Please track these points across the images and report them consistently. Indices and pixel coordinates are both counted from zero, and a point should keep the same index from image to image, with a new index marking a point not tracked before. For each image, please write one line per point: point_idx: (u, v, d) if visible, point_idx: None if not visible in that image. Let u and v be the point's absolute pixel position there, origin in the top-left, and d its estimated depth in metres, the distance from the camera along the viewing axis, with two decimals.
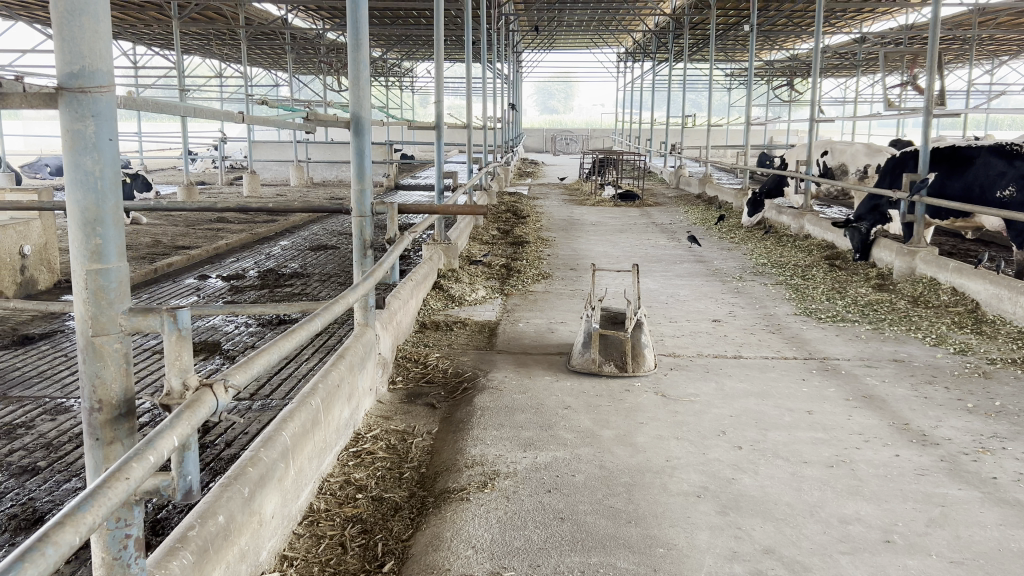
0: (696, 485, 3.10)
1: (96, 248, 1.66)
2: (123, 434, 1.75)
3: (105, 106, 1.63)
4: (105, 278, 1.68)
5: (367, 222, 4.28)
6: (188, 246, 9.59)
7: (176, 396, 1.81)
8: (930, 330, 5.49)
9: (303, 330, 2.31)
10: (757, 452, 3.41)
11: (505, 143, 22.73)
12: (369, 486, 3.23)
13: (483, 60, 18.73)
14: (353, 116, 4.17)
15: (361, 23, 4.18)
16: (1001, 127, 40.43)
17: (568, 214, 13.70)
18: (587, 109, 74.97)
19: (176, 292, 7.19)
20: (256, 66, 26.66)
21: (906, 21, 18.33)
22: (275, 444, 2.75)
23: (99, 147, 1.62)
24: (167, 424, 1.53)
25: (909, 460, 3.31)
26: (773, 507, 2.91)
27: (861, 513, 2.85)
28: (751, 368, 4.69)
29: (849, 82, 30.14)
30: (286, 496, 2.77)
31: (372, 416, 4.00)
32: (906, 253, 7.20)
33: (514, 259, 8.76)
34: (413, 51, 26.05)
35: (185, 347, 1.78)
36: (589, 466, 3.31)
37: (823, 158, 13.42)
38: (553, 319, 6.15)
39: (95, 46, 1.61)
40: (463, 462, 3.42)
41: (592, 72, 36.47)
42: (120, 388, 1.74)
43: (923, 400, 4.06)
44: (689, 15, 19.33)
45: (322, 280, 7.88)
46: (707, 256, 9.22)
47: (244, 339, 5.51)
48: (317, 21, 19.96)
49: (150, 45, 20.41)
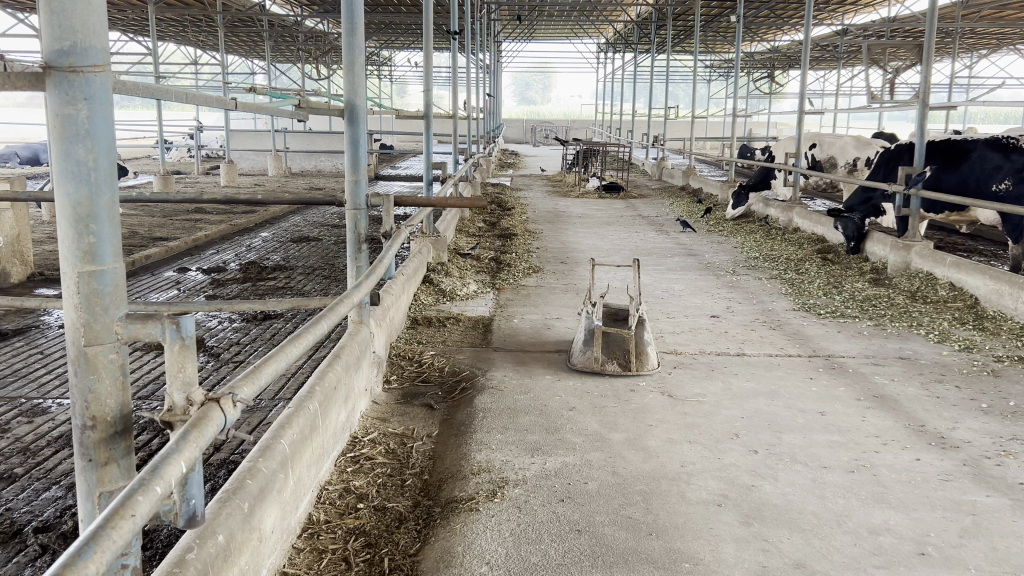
0: (716, 493, 2.97)
1: (89, 248, 1.47)
2: (119, 454, 1.56)
3: (99, 88, 1.44)
4: (99, 281, 1.49)
5: (361, 214, 4.07)
6: (165, 238, 9.31)
7: (179, 413, 1.60)
8: (932, 326, 5.42)
9: (310, 335, 2.12)
10: (774, 456, 3.29)
11: (486, 133, 22.52)
12: (371, 495, 3.06)
13: (466, 50, 18.48)
14: (348, 103, 3.97)
15: (356, 7, 3.96)
16: (976, 119, 41.02)
17: (553, 205, 13.56)
18: (566, 99, 74.92)
19: (155, 286, 6.93)
20: (232, 53, 26.08)
21: (889, 13, 18.32)
22: (274, 452, 2.56)
23: (93, 133, 1.44)
24: (173, 449, 1.35)
25: (931, 464, 3.21)
26: (798, 517, 2.78)
27: (890, 522, 2.74)
28: (757, 366, 4.57)
29: (829, 74, 30.22)
30: (286, 509, 2.59)
31: (369, 418, 3.83)
32: (901, 248, 7.12)
33: (503, 252, 8.61)
34: (394, 39, 25.66)
35: (189, 357, 1.58)
36: (601, 472, 3.17)
37: (811, 151, 13.37)
38: (548, 314, 5.99)
39: (85, 21, 1.41)
40: (468, 469, 3.25)
41: (573, 63, 36.34)
42: (116, 403, 1.55)
43: (935, 400, 3.97)
44: (674, 5, 19.09)
45: (305, 273, 7.67)
46: (697, 249, 9.13)
47: (229, 336, 5.29)
48: (296, 8, 19.48)
49: (123, 31, 19.81)
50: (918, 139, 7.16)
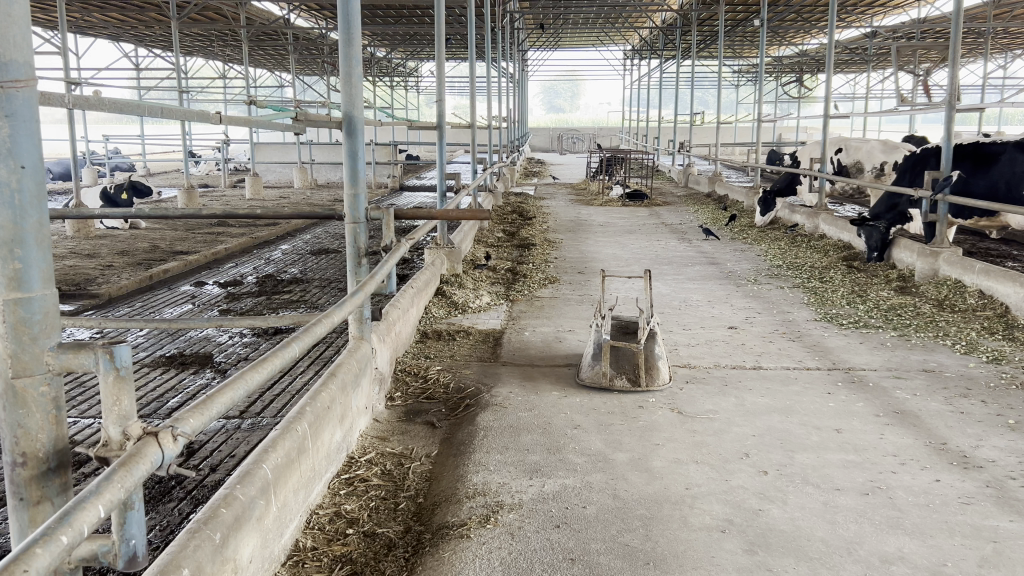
0: (720, 518, 2.82)
1: (14, 273, 1.38)
2: (53, 492, 1.47)
3: (22, 105, 1.36)
4: (27, 309, 1.41)
5: (361, 228, 3.99)
6: (185, 251, 9.37)
7: (115, 447, 1.52)
8: (959, 336, 5.19)
9: (274, 361, 2.05)
10: (784, 478, 3.13)
11: (511, 143, 22.46)
12: (362, 519, 2.96)
13: (488, 59, 18.22)
14: (345, 115, 3.89)
15: (353, 17, 3.87)
16: (1014, 119, 39.93)
17: (576, 215, 13.38)
18: (593, 108, 74.90)
19: (170, 300, 6.93)
20: (258, 67, 26.33)
21: (919, 14, 17.91)
22: (254, 479, 2.47)
23: (15, 152, 1.35)
24: (94, 490, 1.26)
25: (951, 486, 3.02)
26: (806, 544, 2.63)
27: (904, 550, 2.57)
28: (773, 381, 4.38)
29: (860, 76, 29.63)
30: (268, 538, 2.49)
31: (369, 437, 3.73)
32: (928, 254, 6.86)
33: (520, 262, 8.49)
34: (418, 51, 25.78)
35: (125, 390, 1.50)
36: (601, 496, 3.03)
37: (837, 155, 13.06)
38: (560, 327, 5.86)
39: (4, 32, 1.33)
40: (464, 492, 3.14)
41: (599, 71, 36.15)
42: (49, 438, 1.46)
43: (959, 416, 3.76)
44: (699, 9, 18.80)
45: (321, 285, 7.64)
46: (719, 257, 8.91)
47: (237, 351, 5.27)
48: (320, 21, 19.61)
49: (151, 46, 20.11)
50: (945, 141, 6.88)
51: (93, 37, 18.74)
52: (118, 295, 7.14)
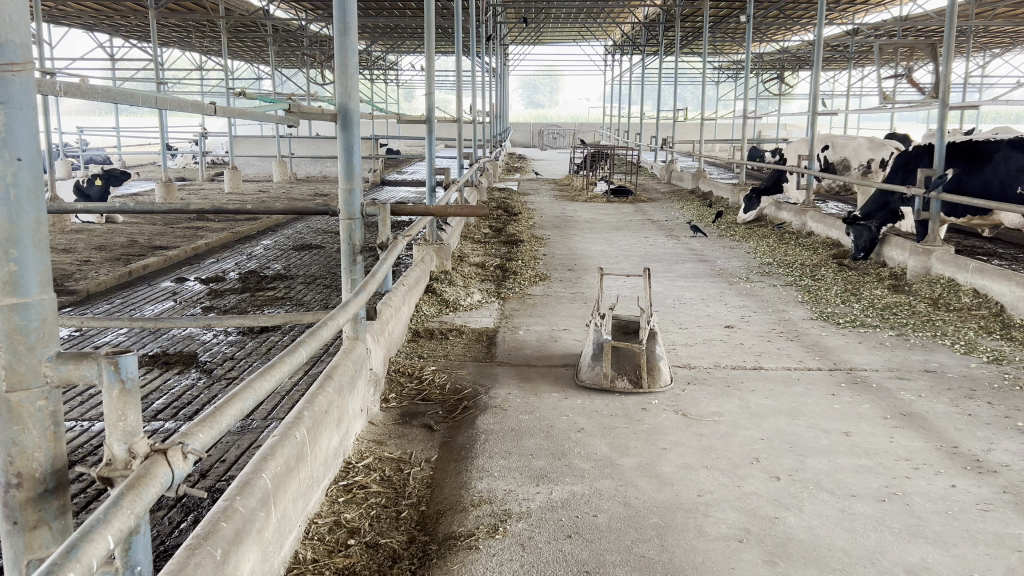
0: (737, 526, 2.74)
1: (10, 276, 1.25)
2: (51, 515, 1.34)
3: (19, 91, 1.22)
4: (23, 316, 1.28)
5: (356, 225, 3.84)
6: (164, 246, 9.14)
7: (120, 465, 1.39)
8: (957, 335, 5.18)
9: (283, 368, 1.93)
10: (798, 483, 3.05)
11: (494, 138, 22.35)
12: (363, 529, 2.84)
13: (472, 53, 18.01)
14: (341, 107, 3.74)
15: (349, 7, 3.72)
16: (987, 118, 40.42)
17: (561, 211, 13.30)
18: (573, 104, 75.16)
19: (151, 297, 6.75)
20: (237, 59, 25.94)
21: (902, 12, 17.99)
22: (253, 489, 2.33)
23: (11, 141, 1.22)
24: (101, 519, 1.13)
25: (968, 492, 2.96)
26: (827, 554, 2.55)
27: (928, 560, 2.50)
28: (775, 382, 4.31)
29: (840, 75, 29.79)
30: (267, 551, 2.36)
31: (365, 441, 3.60)
32: (920, 252, 6.84)
33: (509, 259, 8.39)
34: (400, 44, 25.51)
35: (131, 402, 1.38)
36: (611, 503, 2.94)
37: (823, 152, 13.09)
38: (555, 325, 5.76)
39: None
40: (469, 500, 3.03)
41: (579, 67, 36.20)
42: (46, 456, 1.33)
43: (968, 418, 3.72)
44: (684, 5, 18.72)
45: (306, 282, 7.47)
46: (708, 255, 8.87)
47: (222, 350, 5.10)
48: (301, 13, 19.31)
49: (127, 37, 19.68)
50: (938, 140, 6.86)
51: (67, 27, 18.31)
52: (96, 291, 6.93)
